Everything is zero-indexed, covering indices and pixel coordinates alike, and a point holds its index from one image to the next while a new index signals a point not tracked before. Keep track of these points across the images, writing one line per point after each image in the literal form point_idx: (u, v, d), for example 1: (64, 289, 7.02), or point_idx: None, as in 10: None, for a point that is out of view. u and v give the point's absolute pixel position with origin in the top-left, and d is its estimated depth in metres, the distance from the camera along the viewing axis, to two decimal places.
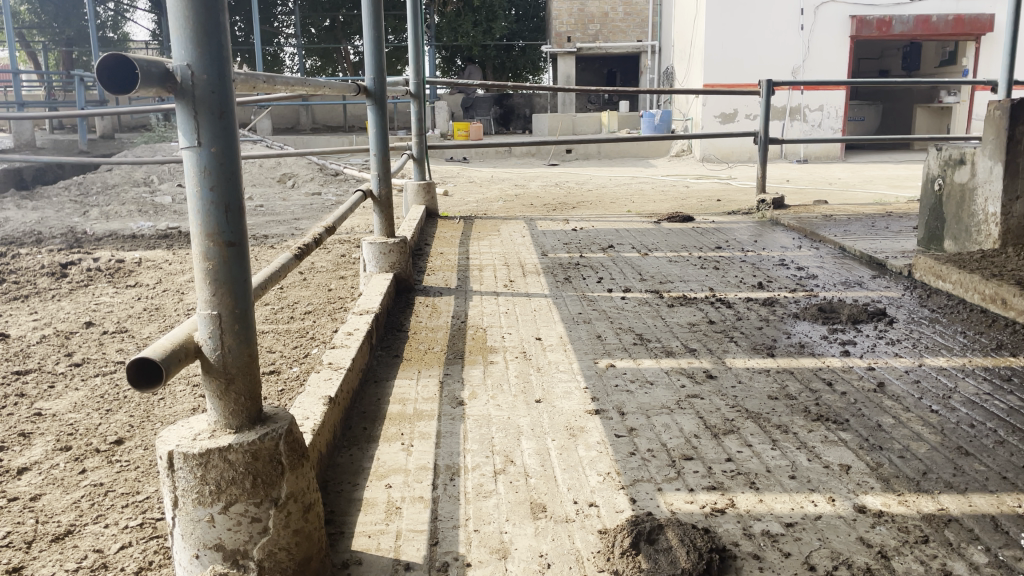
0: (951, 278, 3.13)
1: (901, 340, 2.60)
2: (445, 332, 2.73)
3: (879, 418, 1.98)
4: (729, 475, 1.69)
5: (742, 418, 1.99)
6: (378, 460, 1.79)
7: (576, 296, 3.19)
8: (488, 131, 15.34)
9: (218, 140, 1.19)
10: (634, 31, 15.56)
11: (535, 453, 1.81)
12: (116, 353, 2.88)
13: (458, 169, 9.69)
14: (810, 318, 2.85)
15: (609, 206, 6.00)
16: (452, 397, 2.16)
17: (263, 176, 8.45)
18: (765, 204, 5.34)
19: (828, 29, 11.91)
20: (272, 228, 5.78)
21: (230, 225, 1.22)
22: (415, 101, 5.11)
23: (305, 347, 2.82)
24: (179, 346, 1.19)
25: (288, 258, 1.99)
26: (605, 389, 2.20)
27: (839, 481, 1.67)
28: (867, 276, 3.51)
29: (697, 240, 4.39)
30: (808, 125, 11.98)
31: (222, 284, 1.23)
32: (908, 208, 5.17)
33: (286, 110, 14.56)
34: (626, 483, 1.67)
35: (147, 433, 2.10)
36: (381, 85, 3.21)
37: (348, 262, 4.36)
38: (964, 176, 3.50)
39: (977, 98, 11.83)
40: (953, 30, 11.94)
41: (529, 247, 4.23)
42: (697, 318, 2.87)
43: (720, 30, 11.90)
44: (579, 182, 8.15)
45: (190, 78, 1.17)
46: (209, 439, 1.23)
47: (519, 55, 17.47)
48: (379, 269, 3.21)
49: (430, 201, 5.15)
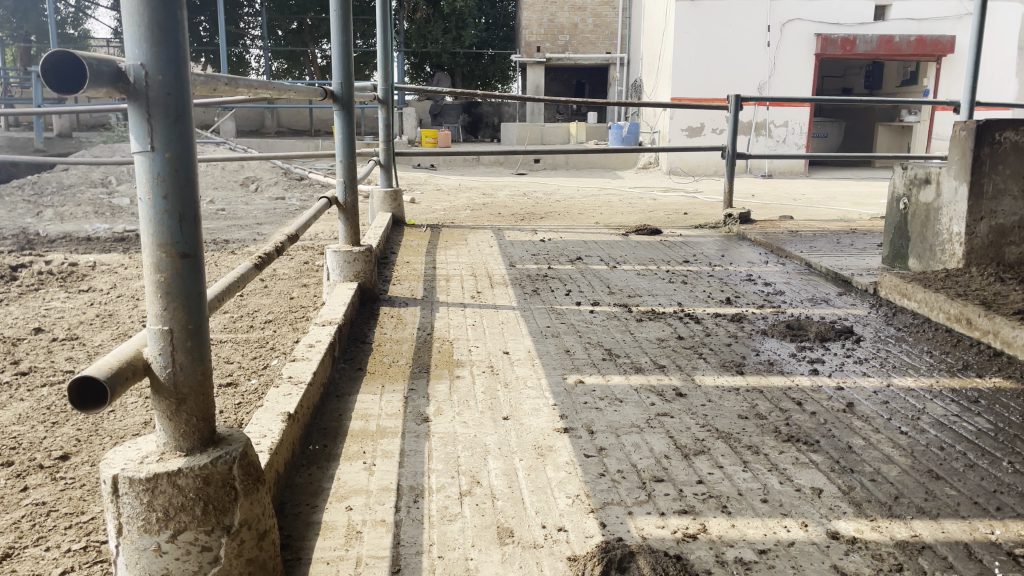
0: (916, 296, 3.15)
1: (868, 359, 2.59)
2: (410, 344, 2.66)
3: (850, 439, 1.96)
4: (701, 499, 1.66)
5: (713, 438, 1.96)
6: (338, 480, 1.72)
7: (544, 308, 3.15)
8: (455, 139, 15.30)
9: (173, 145, 1.12)
10: (603, 43, 15.65)
11: (502, 474, 1.75)
12: (66, 362, 2.76)
13: (425, 176, 9.63)
14: (779, 335, 2.84)
15: (577, 217, 5.99)
16: (417, 413, 2.09)
17: (226, 180, 8.30)
18: (732, 218, 5.36)
19: (793, 46, 12.09)
20: (234, 233, 5.66)
21: (185, 235, 1.15)
22: (383, 107, 5.03)
23: (265, 358, 2.74)
24: (126, 364, 1.12)
25: (248, 268, 1.91)
26: (574, 406, 2.15)
27: (812, 505, 1.64)
28: (834, 293, 3.52)
29: (664, 253, 4.38)
30: (773, 141, 12.13)
31: (175, 299, 1.15)
32: (872, 225, 5.22)
33: (251, 112, 14.35)
34: (596, 506, 1.62)
35: (95, 448, 2.00)
36: (349, 90, 3.15)
37: (311, 269, 4.27)
38: (929, 196, 3.54)
39: (936, 119, 12.12)
40: (915, 51, 12.18)
41: (496, 257, 4.18)
42: (665, 334, 2.84)
43: (688, 45, 12.00)
44: (547, 192, 8.13)
45: (145, 78, 1.10)
46: (157, 463, 1.16)
47: (489, 63, 17.36)
48: (343, 278, 3.14)
49: (397, 209, 5.07)
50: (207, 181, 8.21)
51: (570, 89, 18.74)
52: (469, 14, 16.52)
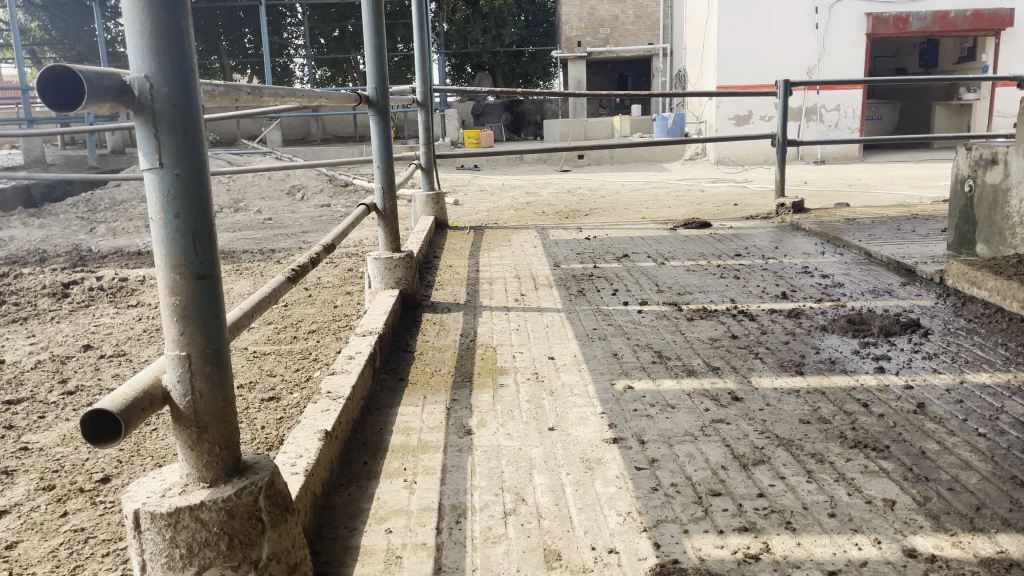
0: (986, 284, 2.96)
1: (938, 354, 2.43)
2: (453, 352, 2.59)
3: (923, 444, 1.82)
4: (762, 514, 1.54)
5: (773, 446, 1.84)
6: (378, 500, 1.65)
7: (590, 310, 3.05)
8: (499, 138, 15.27)
9: (183, 160, 1.06)
10: (645, 34, 15.41)
11: (547, 490, 1.66)
12: (112, 379, 2.76)
13: (468, 177, 9.59)
14: (839, 330, 2.69)
15: (623, 212, 5.86)
16: (460, 425, 2.01)
17: (272, 188, 8.36)
18: (785, 208, 5.17)
19: (843, 27, 11.73)
20: (280, 242, 5.68)
21: (199, 254, 1.09)
22: (422, 110, 4.97)
23: (308, 370, 2.69)
24: (143, 394, 1.06)
25: (280, 281, 1.85)
26: (623, 414, 2.05)
27: (885, 519, 1.51)
28: (897, 283, 3.34)
29: (715, 247, 4.23)
30: (825, 126, 11.78)
31: (191, 322, 1.09)
32: (934, 209, 4.99)
33: (296, 121, 14.51)
34: (648, 524, 1.52)
35: (136, 469, 1.96)
36: (384, 95, 3.09)
37: (355, 277, 4.24)
38: (997, 177, 3.34)
39: (996, 95, 11.62)
40: (972, 26, 11.71)
41: (541, 257, 4.08)
42: (718, 333, 2.72)
43: (732, 31, 11.73)
44: (591, 188, 8.02)
45: (150, 91, 1.04)
46: (179, 495, 1.10)
47: (530, 60, 17.32)
48: (385, 285, 3.08)
49: (440, 212, 5.01)
50: (254, 190, 8.29)
51: (613, 82, 18.54)
52: (508, 12, 16.45)
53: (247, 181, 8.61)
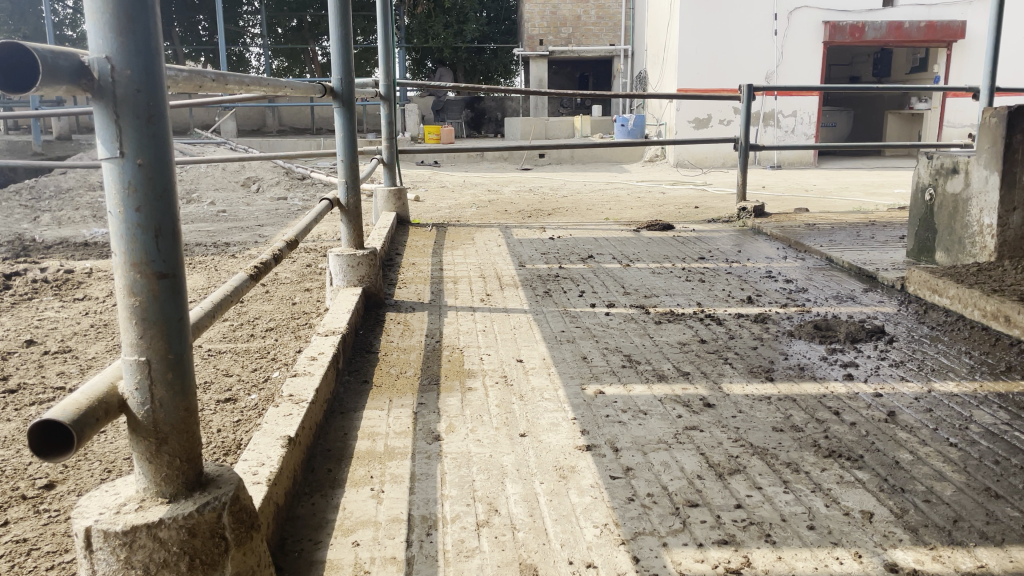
0: (948, 292, 2.99)
1: (904, 362, 2.44)
2: (419, 354, 2.52)
3: (896, 453, 1.82)
4: (741, 526, 1.51)
5: (748, 454, 1.81)
6: (344, 511, 1.58)
7: (557, 311, 3.00)
8: (459, 134, 15.20)
9: (146, 150, 0.98)
10: (607, 35, 15.46)
11: (521, 500, 1.61)
12: (56, 377, 2.62)
13: (429, 173, 9.49)
14: (806, 336, 2.69)
15: (586, 213, 5.85)
16: (428, 431, 1.95)
17: (226, 180, 8.16)
18: (746, 212, 5.20)
19: (801, 35, 11.92)
20: (235, 235, 5.53)
21: (162, 252, 1.01)
22: (385, 104, 4.87)
23: (266, 370, 2.60)
24: (97, 403, 0.98)
25: (242, 280, 1.76)
26: (595, 420, 2.00)
27: (864, 532, 1.49)
28: (859, 289, 3.37)
29: (679, 250, 4.22)
30: (782, 131, 11.95)
31: (152, 325, 1.01)
32: (891, 217, 5.06)
33: (252, 111, 14.22)
34: (627, 537, 1.48)
35: (83, 474, 1.84)
36: (350, 87, 3.00)
37: (314, 272, 4.13)
38: (957, 186, 3.39)
39: (947, 105, 11.94)
40: (925, 37, 11.98)
41: (505, 257, 4.02)
42: (687, 337, 2.69)
43: (694, 35, 11.82)
44: (553, 187, 7.99)
45: (111, 74, 0.95)
46: (136, 513, 1.02)
47: (491, 58, 17.28)
48: (347, 283, 2.99)
49: (402, 208, 4.92)
50: (207, 181, 8.07)
51: (574, 82, 18.61)
52: (470, 9, 16.38)
53: (201, 172, 8.39)
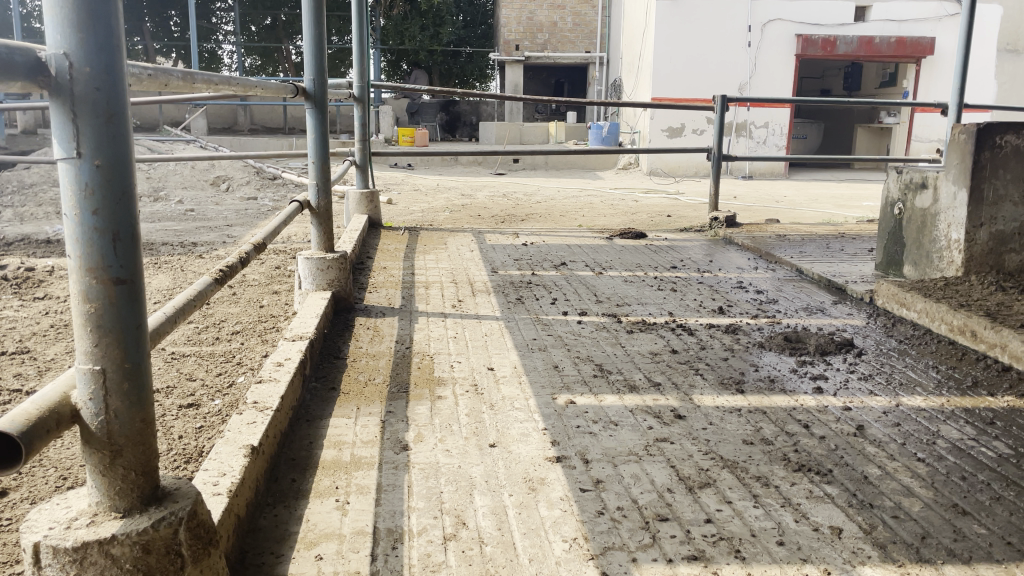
0: (915, 306, 3.02)
1: (873, 375, 2.46)
2: (388, 360, 2.48)
3: (864, 468, 1.82)
4: (711, 541, 1.50)
5: (718, 468, 1.80)
6: (308, 523, 1.54)
7: (529, 319, 2.99)
8: (433, 137, 15.19)
9: (104, 151, 0.94)
10: (583, 42, 15.50)
11: (489, 513, 1.58)
12: (13, 379, 2.54)
13: (402, 176, 9.45)
14: (777, 348, 2.70)
15: (559, 219, 5.84)
16: (396, 440, 1.91)
17: (195, 179, 8.05)
18: (717, 222, 5.23)
19: (774, 47, 12.07)
20: (202, 235, 5.44)
21: (120, 257, 0.97)
22: (358, 105, 4.81)
23: (231, 375, 2.54)
24: (47, 414, 0.93)
25: (207, 284, 1.71)
26: (566, 431, 1.98)
27: (833, 548, 1.49)
28: (829, 301, 3.39)
29: (651, 258, 4.23)
30: (754, 142, 12.07)
31: (108, 333, 0.97)
32: (859, 229, 5.12)
33: (224, 109, 14.06)
34: (595, 552, 1.46)
35: (37, 482, 1.75)
36: (323, 88, 2.95)
37: (283, 274, 4.08)
38: (926, 201, 3.42)
39: (915, 120, 12.15)
40: (895, 52, 12.16)
41: (477, 262, 4.00)
42: (658, 347, 2.69)
43: (669, 44, 11.89)
44: (527, 193, 7.99)
45: (69, 71, 0.91)
46: (87, 528, 0.98)
47: (467, 61, 17.29)
48: (316, 287, 2.95)
49: (374, 211, 4.88)
50: (176, 179, 7.95)
51: (549, 88, 18.67)
52: (447, 12, 16.37)
53: (169, 170, 8.25)
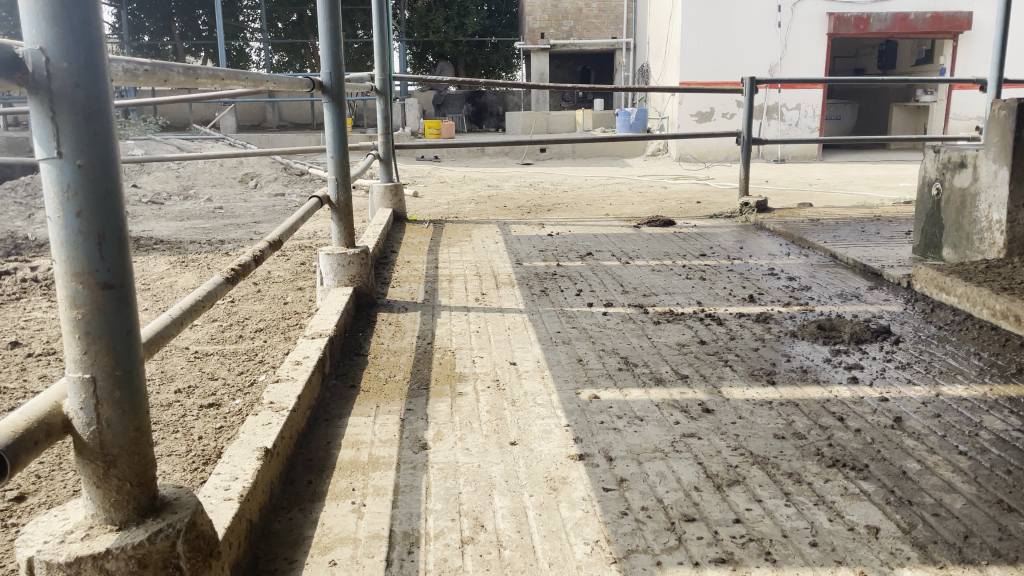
0: (955, 290, 2.90)
1: (911, 364, 2.36)
2: (409, 356, 2.44)
3: (902, 463, 1.74)
4: (740, 543, 1.43)
5: (747, 464, 1.73)
6: (323, 526, 1.51)
7: (553, 311, 2.93)
8: (460, 129, 15.16)
9: (86, 149, 0.92)
10: (609, 28, 15.32)
11: (508, 515, 1.53)
12: (38, 381, 2.54)
13: (429, 168, 9.43)
14: (810, 337, 2.60)
15: (586, 208, 5.76)
16: (415, 439, 1.87)
17: (224, 176, 8.10)
18: (748, 207, 5.11)
19: (805, 27, 11.77)
20: (230, 232, 5.46)
21: (106, 260, 0.94)
22: (381, 98, 4.77)
23: (252, 374, 2.52)
24: (37, 425, 0.91)
25: (217, 283, 1.68)
26: (589, 427, 1.92)
27: (870, 549, 1.41)
28: (864, 287, 3.28)
29: (679, 246, 4.14)
30: (786, 124, 11.84)
31: (97, 338, 0.95)
32: (896, 211, 4.97)
33: (252, 106, 14.16)
34: (619, 555, 1.40)
35: (56, 484, 1.73)
36: (339, 81, 2.90)
37: (307, 271, 4.06)
38: (965, 181, 3.29)
39: (953, 98, 11.82)
40: (931, 28, 11.85)
41: (502, 254, 3.94)
42: (686, 338, 2.61)
43: (697, 27, 11.69)
44: (553, 182, 7.91)
45: (46, 67, 0.89)
46: (81, 542, 0.95)
47: (492, 51, 17.20)
48: (338, 282, 2.91)
49: (398, 204, 4.83)
50: (205, 177, 8.01)
51: (576, 75, 18.50)
52: (472, 2, 16.33)
53: (198, 168, 8.30)
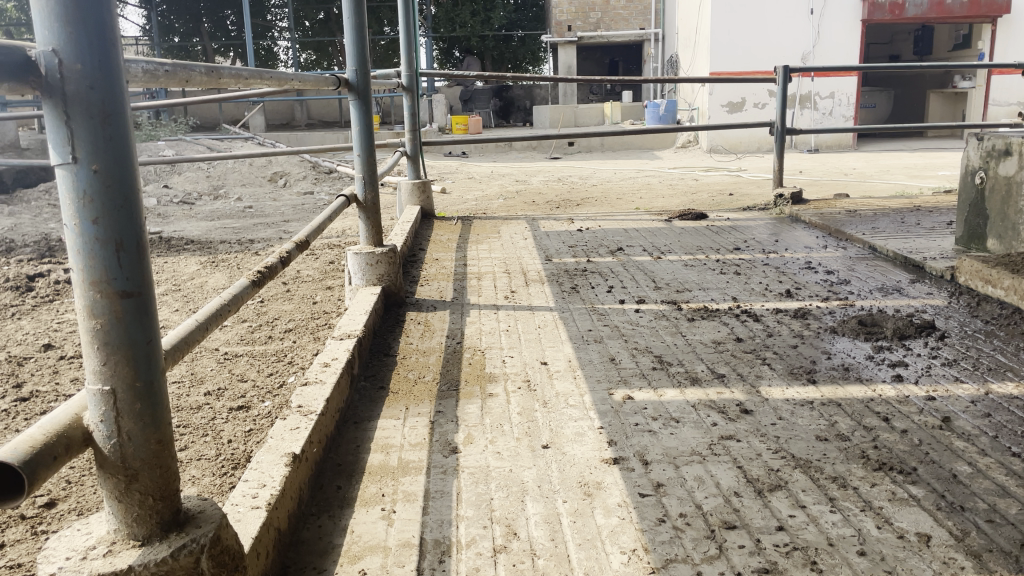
0: (1002, 283, 2.80)
1: (958, 360, 2.27)
2: (438, 356, 2.41)
3: (953, 466, 1.66)
4: (784, 552, 1.38)
5: (789, 468, 1.67)
6: (352, 534, 1.47)
7: (584, 309, 2.87)
8: (487, 124, 15.15)
9: (102, 155, 0.90)
10: (637, 19, 15.17)
11: (542, 522, 1.49)
12: (70, 384, 2.55)
13: (457, 164, 9.41)
14: (851, 333, 2.52)
15: (616, 202, 5.70)
16: (445, 442, 1.83)
17: (253, 175, 8.15)
18: (783, 199, 5.00)
19: (839, 14, 11.55)
20: (260, 232, 5.48)
21: (125, 268, 0.92)
22: (407, 95, 4.73)
23: (281, 375, 2.50)
24: (57, 438, 0.89)
25: (243, 287, 1.65)
26: (623, 430, 1.87)
27: (921, 558, 1.35)
28: (906, 280, 3.18)
29: (712, 240, 4.06)
30: (819, 113, 11.63)
31: (117, 349, 0.92)
32: (936, 201, 4.83)
33: (281, 105, 14.25)
34: (657, 565, 1.35)
35: (85, 490, 1.71)
36: (366, 78, 2.86)
37: (336, 269, 4.05)
38: (1010, 169, 3.18)
39: (992, 83, 11.53)
40: (968, 13, 11.57)
41: (531, 250, 3.90)
42: (722, 336, 2.54)
43: (726, 16, 11.52)
44: (582, 176, 7.85)
45: (59, 70, 0.87)
46: (103, 559, 0.93)
47: (519, 45, 17.15)
48: (366, 282, 2.89)
49: (426, 201, 4.81)
50: (235, 176, 8.07)
51: (603, 68, 18.39)
52: None
53: (228, 167, 8.36)
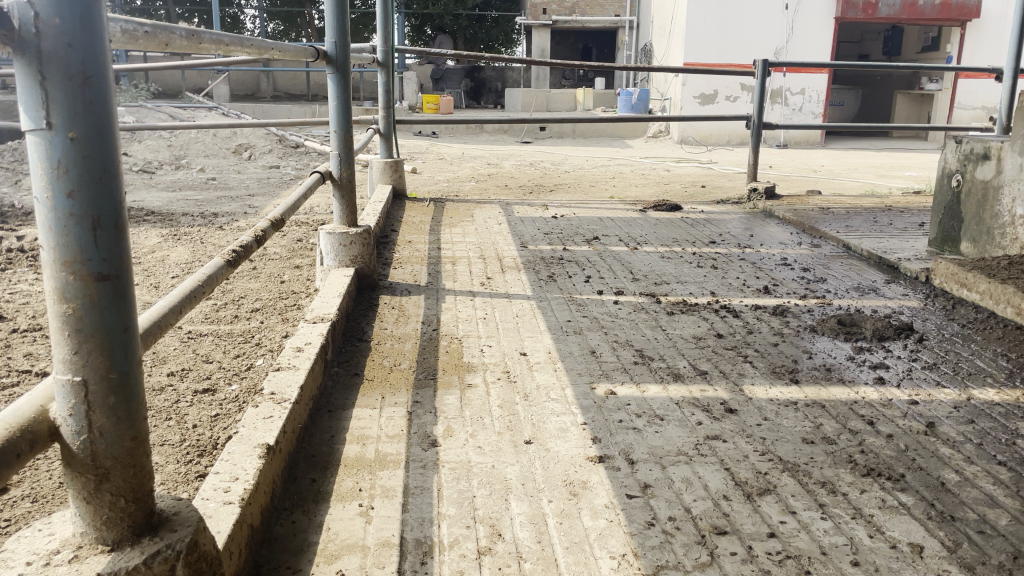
0: (979, 287, 2.81)
1: (938, 365, 2.27)
2: (414, 343, 2.33)
3: (940, 473, 1.64)
4: (776, 560, 1.34)
5: (778, 471, 1.63)
6: (329, 532, 1.40)
7: (562, 298, 2.82)
8: (458, 104, 15.02)
9: (80, 120, 0.81)
10: (612, 5, 15.14)
11: (527, 523, 1.43)
12: (23, 358, 2.42)
13: (427, 144, 9.29)
14: (830, 333, 2.51)
15: (589, 189, 5.66)
16: (424, 435, 1.77)
17: (218, 147, 7.93)
18: (757, 193, 5.00)
19: (813, 10, 11.62)
20: (224, 205, 5.32)
21: (102, 247, 0.84)
22: (383, 71, 4.61)
23: (249, 357, 2.40)
24: (20, 434, 0.80)
25: (217, 267, 1.56)
26: (607, 427, 1.82)
27: (915, 570, 1.32)
28: (881, 280, 3.18)
29: (688, 233, 4.03)
30: (789, 109, 11.71)
31: (89, 337, 0.84)
32: (908, 201, 4.87)
33: (246, 75, 13.94)
34: (648, 572, 1.31)
35: (39, 477, 1.60)
36: (345, 52, 2.75)
37: (305, 247, 3.94)
38: (988, 173, 3.20)
39: (959, 86, 11.73)
40: (939, 15, 11.73)
41: (506, 236, 3.82)
42: (702, 331, 2.51)
43: (702, 7, 11.53)
44: (554, 161, 7.79)
45: (34, 25, 0.78)
46: (68, 565, 0.86)
47: (492, 25, 16.98)
48: (339, 263, 2.79)
49: (398, 181, 4.70)
50: (198, 147, 7.86)
51: (577, 53, 18.35)
52: None
53: (191, 137, 8.13)
